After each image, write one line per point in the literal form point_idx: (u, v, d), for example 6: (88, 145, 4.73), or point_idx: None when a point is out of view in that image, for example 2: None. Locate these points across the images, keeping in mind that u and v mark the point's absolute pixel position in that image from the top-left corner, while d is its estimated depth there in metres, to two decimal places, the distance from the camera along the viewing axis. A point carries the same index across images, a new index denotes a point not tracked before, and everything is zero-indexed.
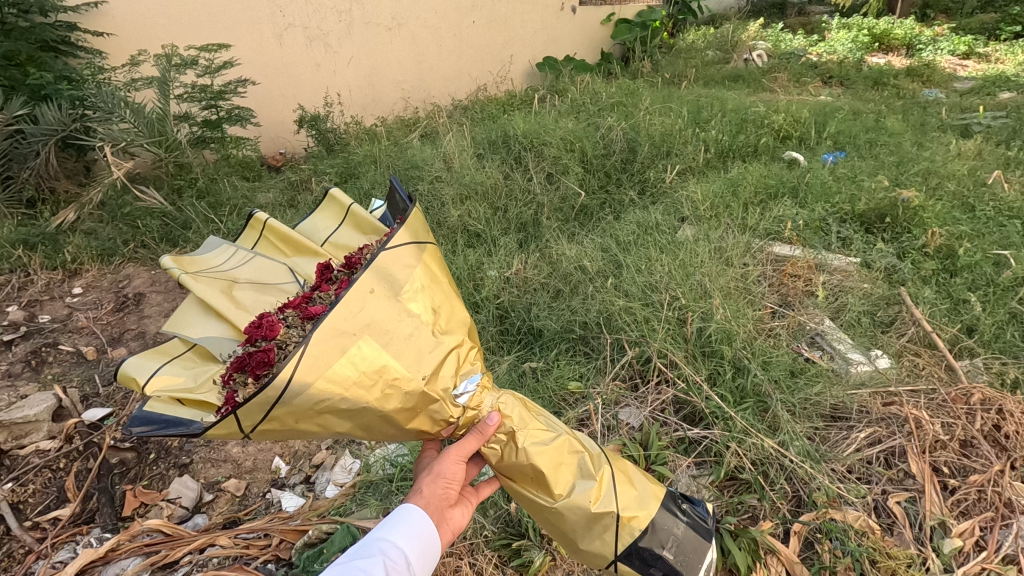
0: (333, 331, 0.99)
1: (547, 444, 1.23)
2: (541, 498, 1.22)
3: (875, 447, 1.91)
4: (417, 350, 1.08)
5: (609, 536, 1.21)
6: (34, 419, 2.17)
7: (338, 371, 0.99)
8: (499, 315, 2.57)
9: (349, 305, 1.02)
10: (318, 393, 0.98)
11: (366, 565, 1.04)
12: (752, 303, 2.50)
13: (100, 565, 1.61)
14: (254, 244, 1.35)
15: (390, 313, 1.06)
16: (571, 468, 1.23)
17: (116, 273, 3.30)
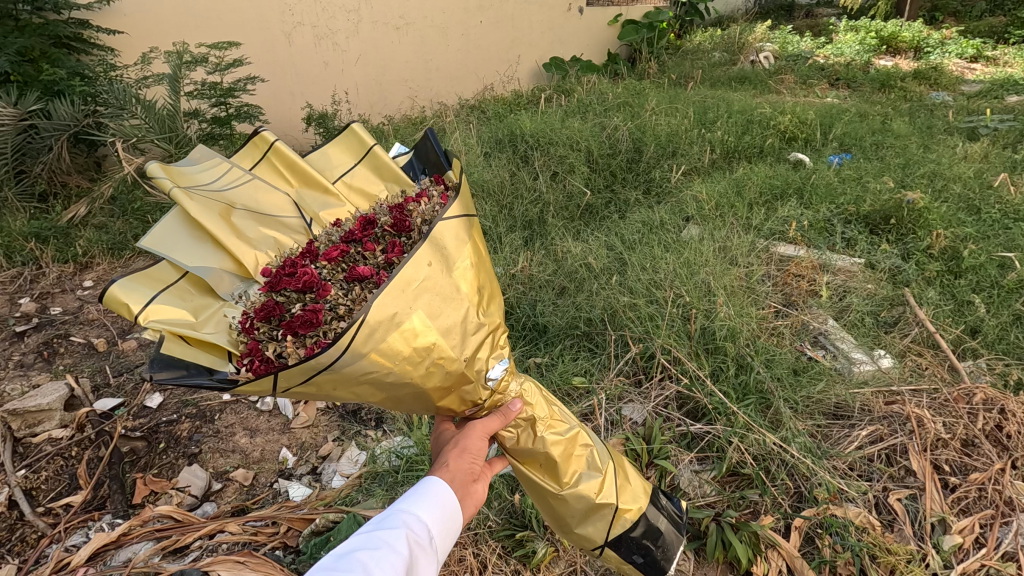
0: (392, 305, 1.03)
1: (563, 435, 1.30)
2: (549, 483, 1.30)
3: (876, 445, 1.93)
4: (463, 331, 1.12)
5: (603, 525, 1.32)
6: (46, 408, 2.19)
7: (390, 344, 1.03)
8: (504, 311, 2.59)
9: (405, 279, 1.05)
10: (367, 364, 1.03)
11: (389, 536, 1.02)
12: (755, 302, 2.52)
13: (113, 549, 1.64)
14: (255, 165, 1.45)
15: (444, 293, 1.10)
16: (581, 459, 1.31)
17: (126, 267, 3.34)
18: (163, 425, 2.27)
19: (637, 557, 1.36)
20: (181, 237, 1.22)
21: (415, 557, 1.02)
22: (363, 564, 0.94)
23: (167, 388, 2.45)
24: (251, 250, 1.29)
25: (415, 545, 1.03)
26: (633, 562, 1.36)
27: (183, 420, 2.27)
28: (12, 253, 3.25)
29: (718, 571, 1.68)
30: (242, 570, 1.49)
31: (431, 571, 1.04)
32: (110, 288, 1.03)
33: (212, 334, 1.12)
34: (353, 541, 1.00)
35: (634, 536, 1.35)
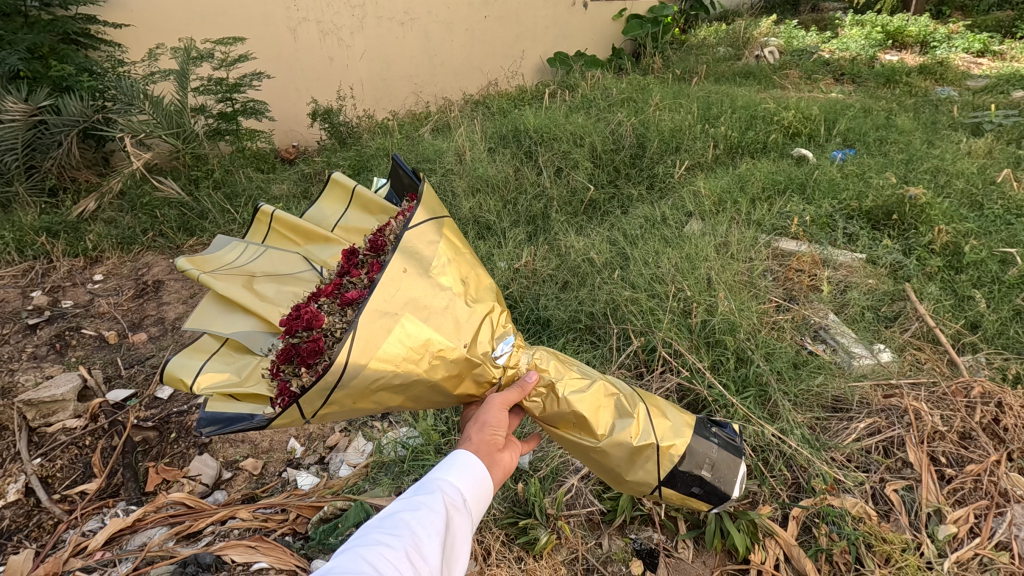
0: (377, 313, 1.09)
1: (585, 391, 1.33)
2: (586, 441, 1.33)
3: (874, 437, 1.96)
4: (454, 322, 1.19)
5: (650, 466, 1.33)
6: (60, 399, 2.26)
7: (387, 350, 1.09)
8: (507, 305, 2.61)
9: (387, 289, 1.12)
10: (372, 374, 1.08)
11: (427, 500, 1.07)
12: (756, 296, 2.55)
13: (128, 534, 1.67)
14: (265, 237, 1.50)
15: (429, 289, 1.17)
16: (610, 409, 1.33)
17: (136, 262, 3.39)
18: (173, 416, 2.32)
19: (694, 489, 1.36)
20: (215, 313, 1.30)
21: (452, 519, 1.07)
22: (407, 524, 1.01)
23: None
24: (274, 306, 1.32)
25: (452, 508, 1.08)
26: (693, 493, 1.36)
27: (193, 411, 2.33)
28: (24, 247, 3.29)
29: (716, 559, 1.70)
30: (254, 554, 1.53)
31: (468, 533, 1.09)
32: (164, 365, 1.15)
33: (253, 384, 1.18)
34: (395, 503, 1.06)
35: (685, 469, 1.34)
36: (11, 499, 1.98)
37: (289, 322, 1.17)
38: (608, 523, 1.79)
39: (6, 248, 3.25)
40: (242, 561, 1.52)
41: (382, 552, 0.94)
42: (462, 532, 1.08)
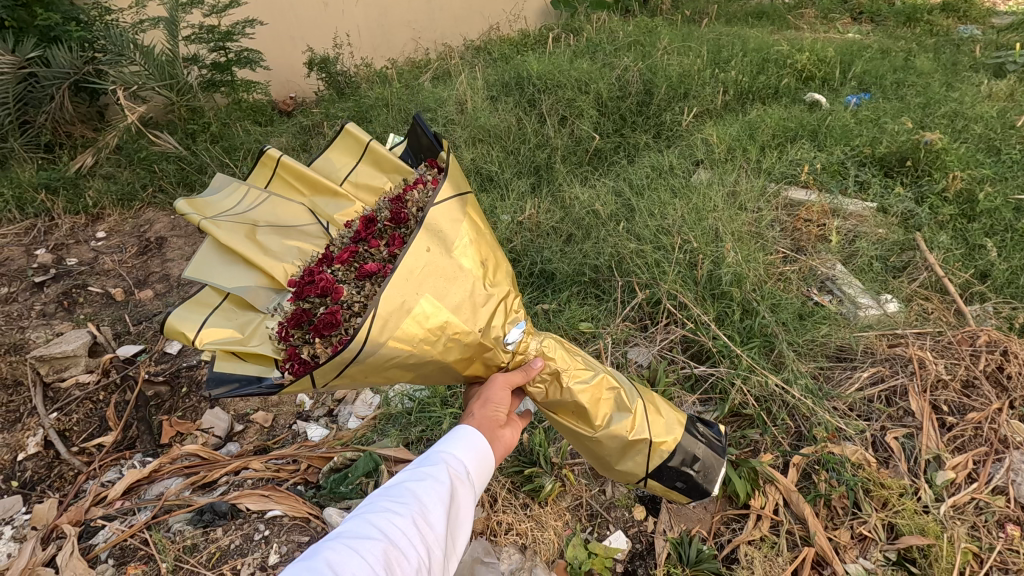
0: (397, 292, 1.08)
1: (588, 383, 1.35)
2: (583, 430, 1.38)
3: (877, 386, 1.97)
4: (473, 305, 1.17)
5: (640, 459, 1.40)
6: (72, 354, 2.30)
7: (406, 330, 1.09)
8: (511, 259, 2.58)
9: (408, 267, 1.10)
10: (389, 350, 1.09)
11: (432, 471, 1.09)
12: (764, 247, 2.52)
13: (145, 485, 1.71)
14: (268, 182, 1.48)
15: (451, 271, 1.15)
16: (610, 403, 1.37)
17: (137, 218, 3.37)
18: (184, 371, 2.36)
19: (677, 483, 1.46)
20: (217, 262, 1.32)
21: (457, 490, 1.08)
22: (413, 493, 1.03)
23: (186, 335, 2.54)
24: (277, 260, 1.36)
25: (456, 479, 1.10)
26: (675, 487, 1.46)
27: (203, 365, 2.36)
28: (24, 205, 3.29)
29: (717, 505, 1.75)
30: (268, 502, 1.57)
31: (471, 503, 1.11)
32: (167, 320, 1.16)
33: (258, 345, 1.22)
34: (400, 474, 1.08)
35: (671, 464, 1.43)
36: (32, 451, 2.05)
37: (307, 288, 1.20)
38: None
39: (7, 207, 3.23)
40: (256, 509, 1.55)
41: (387, 519, 0.96)
42: (466, 503, 1.09)
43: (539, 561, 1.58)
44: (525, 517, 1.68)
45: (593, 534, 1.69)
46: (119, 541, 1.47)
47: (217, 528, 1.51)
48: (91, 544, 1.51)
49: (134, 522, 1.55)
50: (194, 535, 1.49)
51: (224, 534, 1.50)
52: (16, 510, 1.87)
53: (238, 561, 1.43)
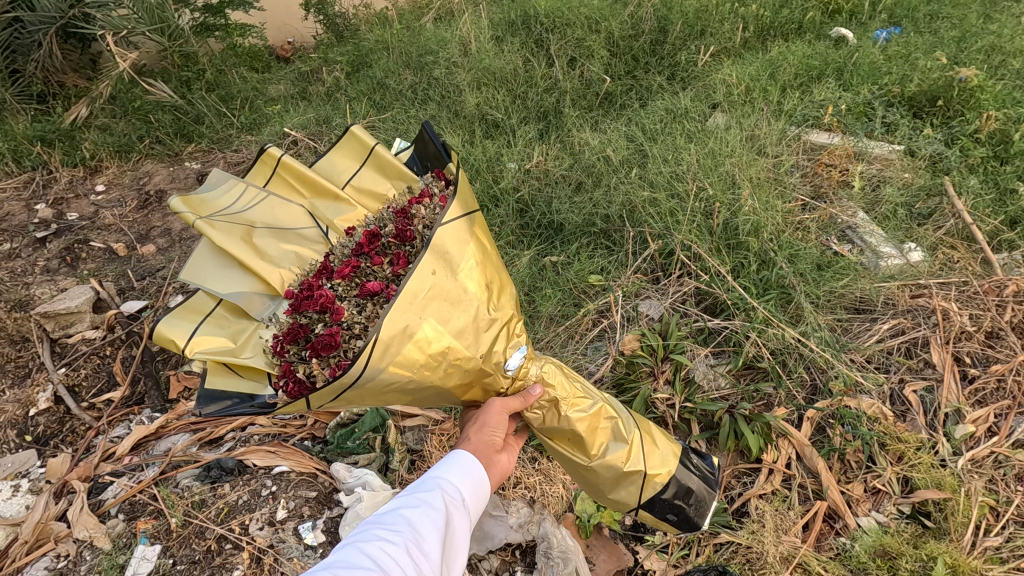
0: (399, 318, 1.03)
1: (587, 411, 1.29)
2: (578, 457, 1.31)
3: (897, 338, 1.91)
4: (475, 332, 1.12)
5: (634, 490, 1.32)
6: (76, 310, 2.25)
7: (405, 356, 1.04)
8: (518, 209, 2.48)
9: (411, 291, 1.05)
10: (389, 375, 1.05)
11: (426, 497, 1.04)
12: (783, 194, 2.40)
13: (153, 441, 1.72)
14: (268, 181, 1.39)
15: (456, 295, 1.09)
16: (607, 432, 1.30)
17: (136, 171, 3.28)
18: None
19: (670, 515, 1.37)
20: (210, 266, 1.25)
21: (453, 517, 1.04)
22: (407, 519, 0.99)
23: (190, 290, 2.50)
24: (274, 268, 1.28)
25: (451, 505, 1.05)
26: (667, 520, 1.37)
27: None
28: (21, 158, 3.20)
29: (728, 459, 1.72)
30: (274, 458, 1.58)
31: (467, 529, 1.07)
32: (155, 329, 1.10)
33: (250, 358, 1.17)
34: (393, 502, 1.04)
35: (665, 497, 1.34)
36: (42, 406, 2.05)
37: (305, 303, 1.13)
38: None
39: (3, 159, 3.15)
40: (263, 465, 1.57)
41: (380, 549, 0.92)
42: (462, 530, 1.05)
43: (548, 514, 1.57)
44: (533, 471, 1.68)
45: None
46: (128, 496, 1.49)
47: (225, 484, 1.51)
48: (100, 500, 1.52)
49: (142, 478, 1.55)
50: (202, 490, 1.50)
51: (231, 490, 1.50)
52: (31, 464, 1.89)
53: (246, 516, 1.44)
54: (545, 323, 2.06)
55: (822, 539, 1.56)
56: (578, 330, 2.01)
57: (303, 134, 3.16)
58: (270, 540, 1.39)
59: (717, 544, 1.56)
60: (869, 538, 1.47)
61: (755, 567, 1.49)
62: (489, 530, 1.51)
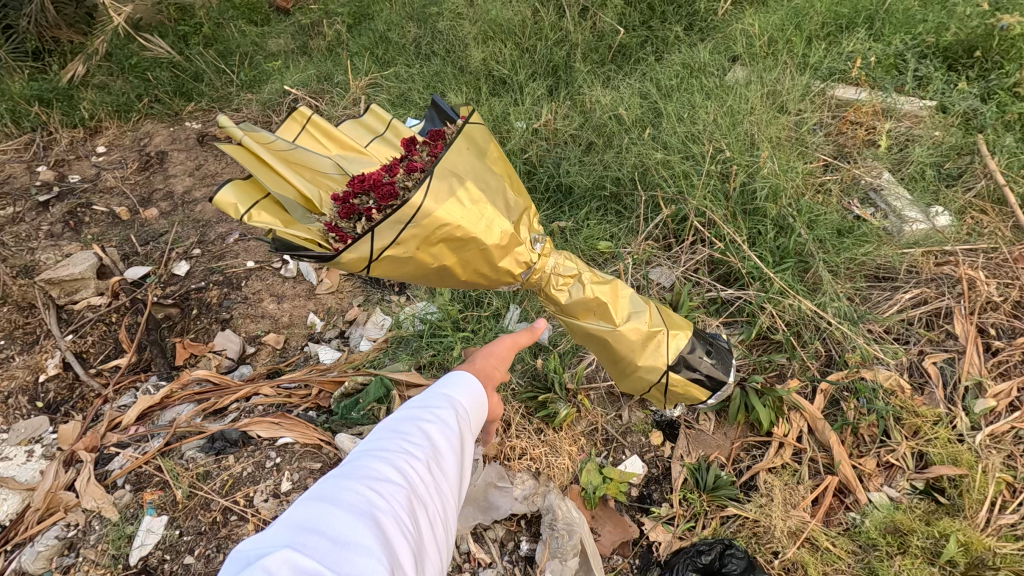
0: (445, 171, 1.08)
1: (604, 283, 1.35)
2: (605, 327, 1.33)
3: (919, 308, 1.83)
4: (508, 200, 1.17)
5: (664, 348, 1.35)
6: (80, 277, 2.23)
7: (455, 203, 1.07)
8: (526, 171, 2.39)
9: (453, 156, 1.11)
10: (441, 219, 1.06)
11: (432, 408, 1.01)
12: (804, 155, 2.29)
13: (158, 410, 1.72)
14: (296, 135, 1.31)
15: (485, 173, 1.15)
16: (626, 298, 1.36)
17: (136, 131, 3.18)
18: (193, 293, 2.30)
19: (698, 375, 1.39)
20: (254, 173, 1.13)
21: (461, 432, 1.01)
22: (421, 431, 0.95)
23: (194, 256, 2.46)
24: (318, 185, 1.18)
25: (459, 421, 1.03)
26: (697, 378, 1.39)
27: (212, 287, 2.30)
28: (19, 118, 3.11)
29: (737, 431, 1.69)
30: (278, 430, 1.57)
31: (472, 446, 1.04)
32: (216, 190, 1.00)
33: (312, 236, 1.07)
34: (398, 415, 1.00)
35: (691, 357, 1.38)
36: (52, 372, 2.06)
37: (355, 183, 1.10)
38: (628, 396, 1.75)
39: (2, 120, 3.06)
40: (267, 437, 1.56)
41: (404, 461, 0.88)
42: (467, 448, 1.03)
43: (554, 485, 1.56)
44: (539, 442, 1.65)
45: (608, 458, 1.67)
46: (134, 468, 1.50)
47: (230, 456, 1.52)
48: (107, 471, 1.53)
49: (147, 449, 1.57)
50: (206, 463, 1.50)
51: (236, 462, 1.51)
52: (45, 430, 1.90)
53: (251, 489, 1.45)
54: None
55: (832, 514, 1.54)
56: None
57: (304, 92, 3.02)
58: (275, 512, 1.41)
59: (724, 517, 1.54)
60: (880, 514, 1.45)
61: (763, 541, 1.48)
62: (495, 501, 1.51)
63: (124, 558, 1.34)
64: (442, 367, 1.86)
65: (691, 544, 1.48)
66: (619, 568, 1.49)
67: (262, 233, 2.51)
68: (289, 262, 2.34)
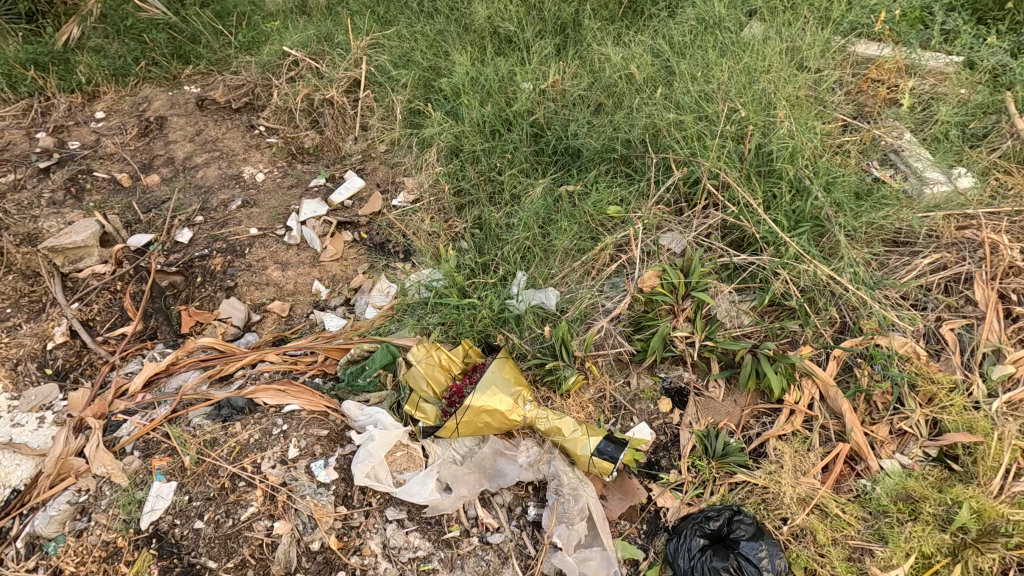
0: (484, 382, 1.55)
1: (552, 413, 1.58)
2: (551, 436, 1.55)
3: (938, 274, 1.77)
4: (520, 395, 1.57)
5: (591, 447, 1.51)
6: (83, 244, 2.19)
7: (485, 396, 1.51)
8: (533, 134, 2.32)
9: (488, 375, 1.57)
10: (478, 399, 1.50)
11: None
12: (823, 115, 2.20)
13: (164, 377, 1.72)
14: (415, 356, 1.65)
15: (507, 374, 1.59)
16: (567, 420, 1.56)
17: (135, 96, 3.04)
18: (196, 261, 2.26)
19: (604, 453, 1.50)
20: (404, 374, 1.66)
21: None
22: None
23: (196, 223, 2.38)
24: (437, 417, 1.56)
25: None
26: (604, 454, 1.50)
27: (215, 255, 2.25)
28: (16, 84, 2.96)
29: (748, 399, 1.66)
30: (285, 397, 1.59)
31: None
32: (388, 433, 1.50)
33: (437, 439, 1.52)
34: None
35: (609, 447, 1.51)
36: (59, 340, 2.04)
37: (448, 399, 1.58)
38: (637, 363, 1.73)
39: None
40: (274, 404, 1.58)
41: None
42: None
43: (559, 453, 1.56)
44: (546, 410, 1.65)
45: (617, 425, 1.65)
46: (143, 434, 1.51)
47: (236, 423, 1.53)
48: (115, 437, 1.53)
49: (154, 416, 1.57)
50: (214, 429, 1.51)
51: (243, 429, 1.51)
52: (55, 398, 1.90)
53: (258, 455, 1.45)
54: (561, 258, 1.96)
55: (842, 481, 1.51)
56: (595, 265, 1.89)
57: (305, 53, 2.90)
58: (283, 478, 1.42)
59: (733, 483, 1.53)
60: (892, 481, 1.44)
61: (772, 507, 1.47)
62: (501, 468, 1.52)
63: (135, 523, 1.36)
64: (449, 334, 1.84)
65: (700, 510, 1.48)
66: (626, 533, 1.49)
67: (264, 199, 2.46)
68: (292, 228, 2.28)
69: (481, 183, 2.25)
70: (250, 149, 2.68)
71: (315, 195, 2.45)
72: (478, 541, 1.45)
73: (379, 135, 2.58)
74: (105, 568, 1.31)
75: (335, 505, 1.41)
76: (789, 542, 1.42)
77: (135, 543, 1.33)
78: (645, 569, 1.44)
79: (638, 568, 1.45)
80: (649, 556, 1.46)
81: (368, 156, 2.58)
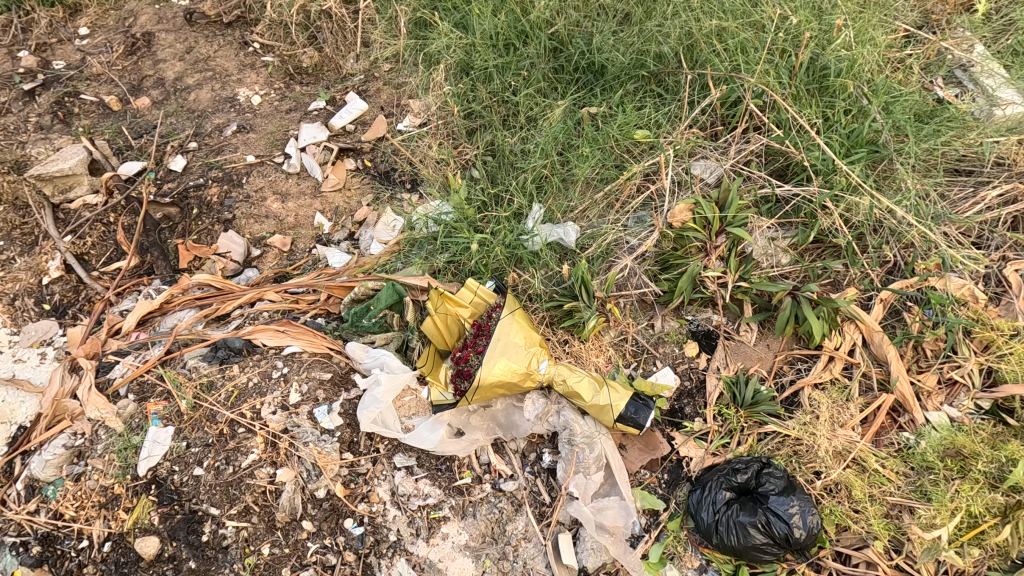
0: (494, 351, 1.40)
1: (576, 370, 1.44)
2: (574, 400, 1.42)
3: (1007, 207, 1.58)
4: (536, 361, 1.42)
5: (615, 409, 1.38)
6: (71, 172, 2.03)
7: (495, 368, 1.38)
8: (552, 48, 2.08)
9: (496, 341, 1.42)
10: (488, 372, 1.37)
11: None
12: (886, 21, 1.91)
13: (159, 317, 1.64)
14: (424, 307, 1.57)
15: (518, 336, 1.43)
16: (592, 379, 1.42)
17: (120, 9, 2.72)
18: (191, 191, 2.11)
19: (628, 414, 1.38)
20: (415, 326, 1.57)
21: None
22: None
23: (190, 150, 2.21)
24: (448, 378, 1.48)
25: None
26: (628, 417, 1.38)
27: (210, 184, 2.09)
28: None
29: (782, 344, 1.54)
30: (285, 338, 1.50)
31: None
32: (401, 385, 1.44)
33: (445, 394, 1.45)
34: None
35: (634, 408, 1.39)
36: (55, 275, 1.94)
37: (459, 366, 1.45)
38: (662, 304, 1.60)
39: None
40: (273, 345, 1.48)
41: None
42: None
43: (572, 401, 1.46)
44: (562, 355, 1.55)
45: (638, 370, 1.55)
46: (136, 376, 1.44)
47: (234, 365, 1.45)
48: (109, 379, 1.47)
49: (148, 358, 1.49)
50: (210, 372, 1.43)
51: (241, 372, 1.43)
52: (55, 334, 1.83)
53: (257, 401, 1.38)
54: (581, 189, 1.78)
55: (882, 433, 1.41)
56: (619, 197, 1.71)
57: None
58: (285, 425, 1.35)
59: (762, 433, 1.44)
60: (938, 436, 1.33)
61: (804, 460, 1.38)
62: (512, 420, 1.44)
63: (133, 469, 1.31)
64: (459, 273, 1.71)
65: (726, 461, 1.40)
66: (646, 482, 1.41)
67: (260, 123, 2.27)
68: (291, 156, 2.11)
69: (494, 105, 2.04)
70: (244, 69, 2.45)
71: (314, 119, 2.26)
72: (490, 488, 1.38)
73: (382, 52, 2.34)
74: (105, 514, 1.27)
75: (339, 452, 1.34)
76: (821, 497, 1.34)
77: (133, 489, 1.28)
78: (664, 521, 1.37)
79: (659, 519, 1.38)
80: (670, 506, 1.39)
81: (371, 77, 2.36)
